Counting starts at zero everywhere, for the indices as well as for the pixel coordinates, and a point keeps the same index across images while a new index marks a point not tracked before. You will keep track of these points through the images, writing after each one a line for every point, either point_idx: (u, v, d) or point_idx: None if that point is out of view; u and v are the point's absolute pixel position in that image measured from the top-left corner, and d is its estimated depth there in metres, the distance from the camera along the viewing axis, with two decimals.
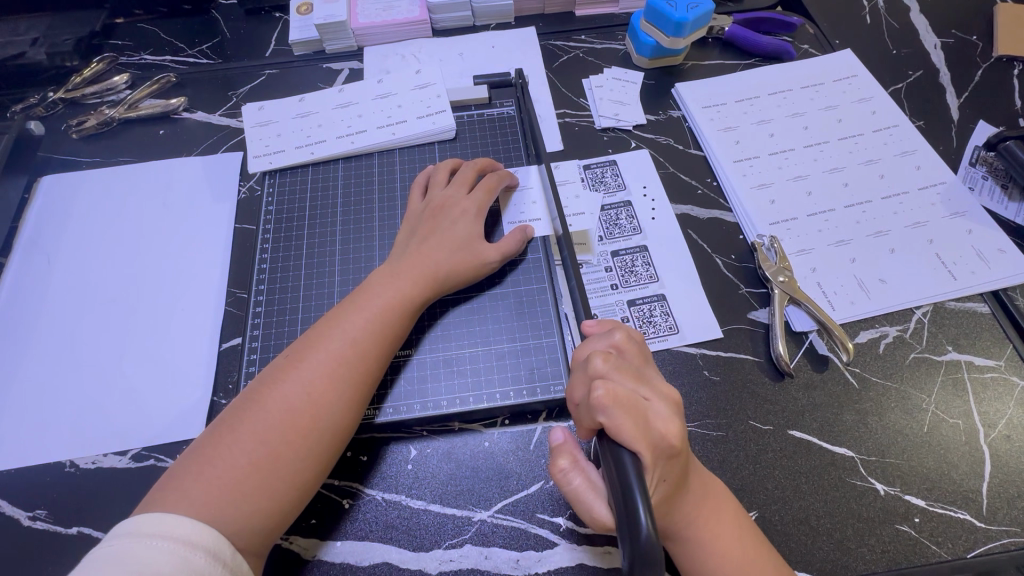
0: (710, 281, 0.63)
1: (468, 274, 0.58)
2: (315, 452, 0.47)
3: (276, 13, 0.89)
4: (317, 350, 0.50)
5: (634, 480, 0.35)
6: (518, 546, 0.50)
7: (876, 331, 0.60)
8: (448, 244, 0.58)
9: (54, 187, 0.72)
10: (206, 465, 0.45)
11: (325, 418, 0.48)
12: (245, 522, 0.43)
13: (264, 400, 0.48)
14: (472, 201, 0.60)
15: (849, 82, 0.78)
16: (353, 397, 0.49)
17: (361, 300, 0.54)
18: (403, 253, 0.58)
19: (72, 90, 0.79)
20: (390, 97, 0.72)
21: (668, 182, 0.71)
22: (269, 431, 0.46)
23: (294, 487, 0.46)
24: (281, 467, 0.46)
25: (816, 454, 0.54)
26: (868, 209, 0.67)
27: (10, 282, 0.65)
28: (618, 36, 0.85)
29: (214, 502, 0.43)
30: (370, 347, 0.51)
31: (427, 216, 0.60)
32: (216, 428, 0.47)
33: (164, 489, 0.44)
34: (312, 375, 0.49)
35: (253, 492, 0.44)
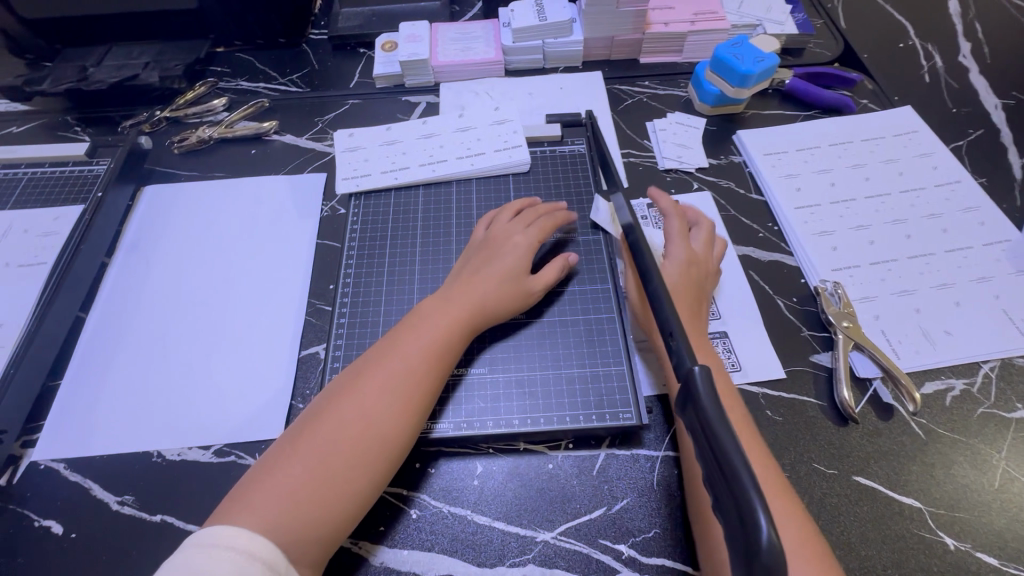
0: (772, 322, 0.65)
1: (511, 306, 0.60)
2: (373, 465, 0.49)
3: (361, 49, 0.97)
4: (375, 370, 0.53)
5: (750, 489, 0.30)
6: (581, 570, 0.51)
7: (942, 383, 0.60)
8: (496, 277, 0.60)
9: (156, 197, 0.78)
10: (272, 477, 0.47)
11: (384, 433, 0.50)
12: (305, 533, 0.45)
13: (325, 417, 0.50)
14: (525, 235, 0.64)
15: (910, 137, 0.80)
16: (409, 412, 0.52)
17: (417, 324, 0.57)
18: (458, 282, 0.61)
19: (176, 110, 0.87)
20: (470, 130, 0.77)
21: (731, 224, 0.73)
22: (330, 443, 0.49)
23: (350, 498, 0.48)
24: (340, 480, 0.48)
25: (883, 502, 0.54)
26: (932, 261, 0.68)
27: (111, 280, 0.70)
28: (681, 83, 0.90)
29: (278, 512, 0.45)
30: (424, 368, 0.54)
31: (485, 247, 0.63)
32: (281, 443, 0.50)
33: (233, 502, 0.46)
34: (371, 393, 0.52)
35: (313, 504, 0.46)
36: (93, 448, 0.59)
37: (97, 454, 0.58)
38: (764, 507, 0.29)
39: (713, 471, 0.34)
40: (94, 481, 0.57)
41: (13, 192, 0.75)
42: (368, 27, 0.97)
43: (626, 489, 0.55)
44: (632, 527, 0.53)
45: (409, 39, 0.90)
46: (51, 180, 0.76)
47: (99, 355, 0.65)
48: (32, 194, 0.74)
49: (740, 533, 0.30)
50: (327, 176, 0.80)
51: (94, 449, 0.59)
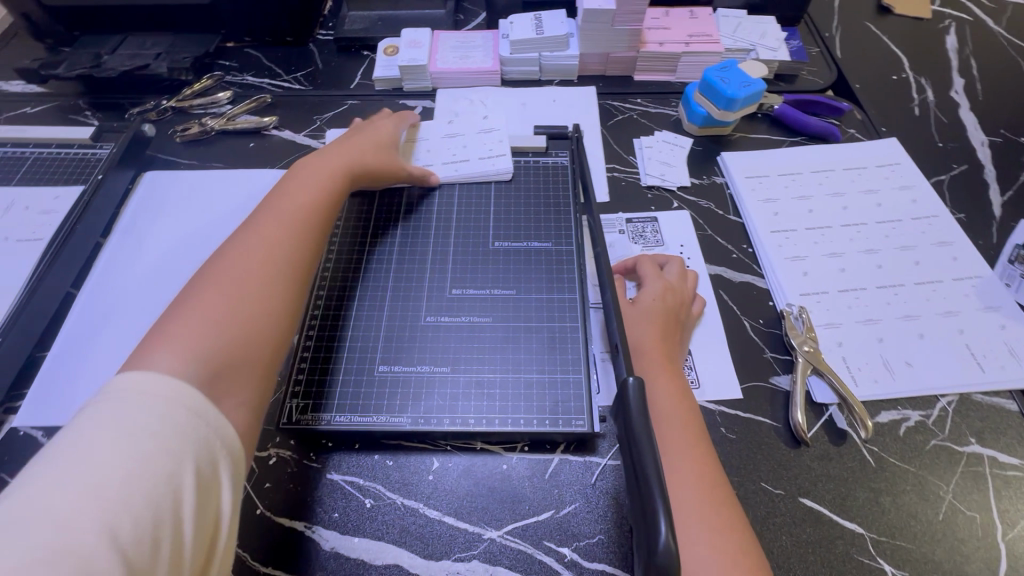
0: (735, 342, 0.66)
1: (384, 174, 0.71)
2: (280, 296, 0.54)
3: (364, 51, 1.00)
4: (268, 224, 0.58)
5: (657, 497, 0.32)
6: (522, 569, 0.52)
7: (898, 413, 0.61)
8: (368, 158, 0.70)
9: (154, 182, 0.81)
10: (186, 317, 0.48)
11: (293, 265, 0.56)
12: (237, 357, 0.48)
13: (222, 267, 0.53)
14: (389, 124, 0.77)
15: (892, 169, 0.81)
16: (309, 248, 0.59)
17: (297, 189, 0.63)
18: (326, 157, 0.69)
19: (182, 101, 0.90)
20: (458, 136, 0.80)
21: (705, 244, 0.75)
22: (236, 280, 0.52)
23: (267, 327, 0.51)
24: (260, 308, 0.52)
25: (825, 525, 0.55)
26: (900, 292, 0.69)
27: (104, 259, 0.73)
28: (672, 103, 0.92)
29: (205, 339, 0.47)
30: (317, 216, 0.62)
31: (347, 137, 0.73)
32: (176, 302, 0.50)
33: (141, 353, 0.45)
34: (270, 238, 0.57)
35: (239, 332, 0.49)
36: (71, 418, 0.61)
37: None
38: (667, 517, 0.31)
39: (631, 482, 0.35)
40: None
41: (20, 169, 0.78)
42: (373, 31, 1.00)
43: (575, 494, 0.56)
44: (576, 531, 0.54)
45: (410, 45, 0.93)
46: (56, 160, 0.79)
47: (85, 329, 0.68)
48: (37, 172, 0.78)
49: (645, 537, 0.32)
50: None
51: (71, 418, 0.61)
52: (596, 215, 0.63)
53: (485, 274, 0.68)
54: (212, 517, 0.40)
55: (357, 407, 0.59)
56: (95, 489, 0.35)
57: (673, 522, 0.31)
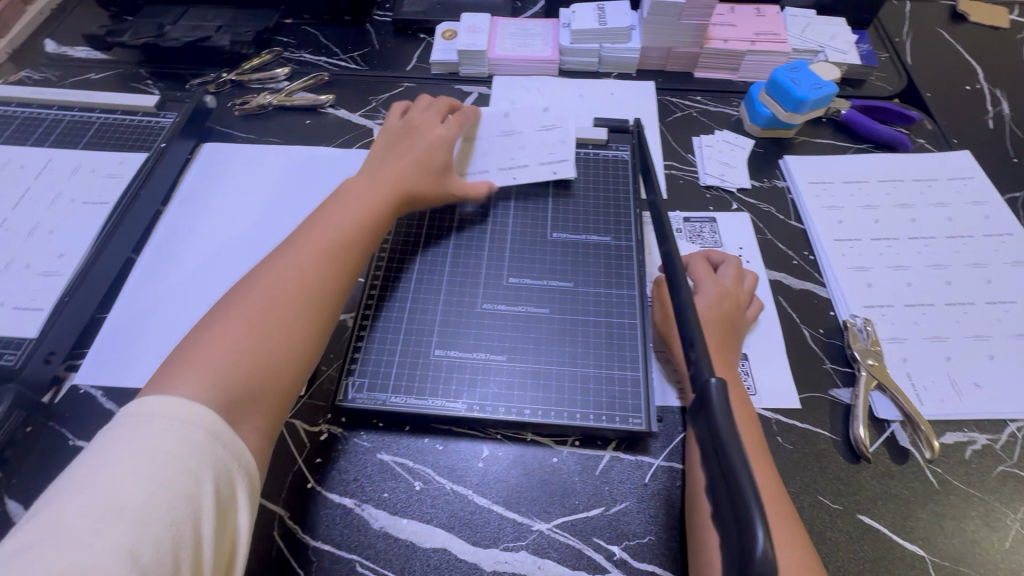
0: (795, 350, 0.64)
1: (431, 197, 0.68)
2: (307, 313, 0.53)
3: (421, 34, 1.00)
4: (302, 248, 0.56)
5: (751, 501, 0.31)
6: (571, 564, 0.52)
7: (964, 435, 0.59)
8: (418, 166, 0.67)
9: (213, 154, 0.82)
10: (211, 343, 0.48)
11: (321, 293, 0.54)
12: (253, 391, 0.47)
13: (256, 283, 0.53)
14: (444, 133, 0.71)
15: (964, 182, 0.78)
16: (340, 276, 0.56)
17: (344, 201, 0.62)
18: (372, 172, 0.66)
19: (241, 74, 0.91)
20: (516, 136, 0.77)
21: (766, 248, 0.73)
22: (263, 300, 0.52)
23: (290, 346, 0.51)
24: (281, 339, 0.50)
25: (884, 544, 0.53)
26: (969, 310, 0.66)
27: (163, 227, 0.75)
28: (733, 102, 0.89)
29: (225, 371, 0.46)
30: (357, 233, 0.59)
31: (402, 136, 0.70)
32: (209, 321, 0.51)
33: (166, 375, 0.46)
34: (303, 264, 0.55)
35: (257, 364, 0.48)
36: (129, 381, 0.63)
37: (131, 386, 0.62)
38: (763, 522, 0.30)
39: (715, 482, 0.34)
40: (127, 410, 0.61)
41: (86, 134, 0.79)
42: (431, 14, 0.99)
43: (626, 493, 0.56)
44: (626, 530, 0.54)
45: (469, 30, 0.92)
46: (120, 126, 0.80)
47: (144, 295, 0.69)
48: (102, 137, 0.79)
49: (735, 541, 0.31)
50: None
51: (130, 381, 0.63)
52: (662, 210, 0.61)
53: (541, 265, 0.67)
54: (230, 538, 0.40)
55: (411, 389, 0.59)
56: (118, 509, 0.36)
57: (770, 528, 0.30)
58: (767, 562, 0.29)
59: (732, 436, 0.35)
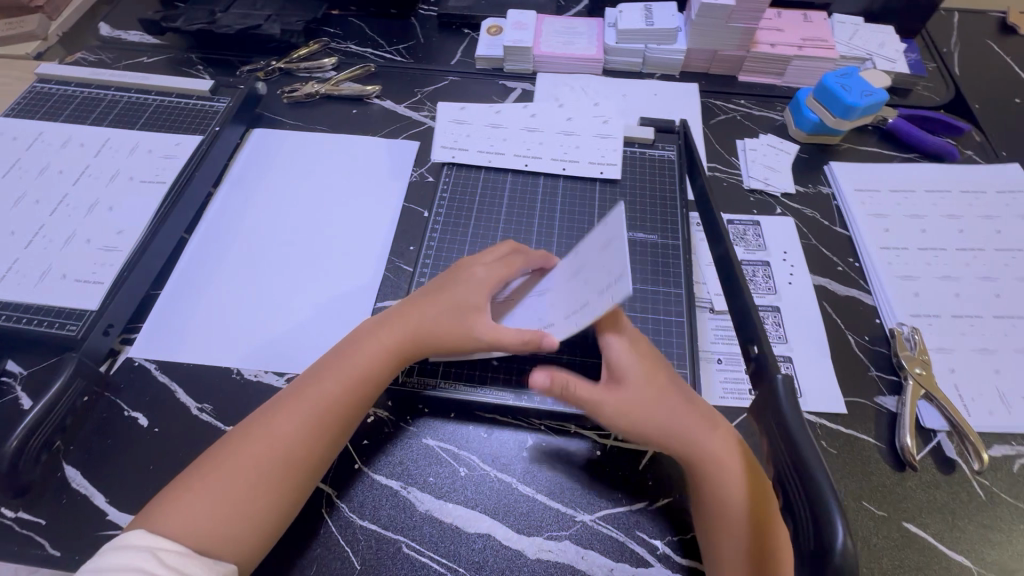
0: (840, 356, 0.64)
1: (457, 346, 0.57)
2: (282, 492, 0.50)
3: (465, 29, 1.01)
4: (302, 393, 0.53)
5: (830, 497, 0.31)
6: (614, 556, 0.52)
7: (1013, 448, 0.58)
8: (446, 306, 0.58)
9: (262, 139, 0.84)
10: (197, 487, 0.48)
11: (301, 465, 0.51)
12: (224, 546, 0.46)
13: (248, 434, 0.51)
14: (490, 272, 0.60)
15: (1014, 196, 0.77)
16: (326, 445, 0.52)
17: (353, 344, 0.57)
18: (402, 305, 0.60)
19: (290, 63, 0.92)
20: (579, 271, 0.54)
21: (810, 253, 0.72)
22: (244, 466, 0.49)
23: (259, 524, 0.48)
24: (256, 499, 0.48)
25: (930, 553, 0.53)
26: (1018, 324, 0.65)
27: (214, 209, 0.76)
28: (777, 106, 0.89)
29: (200, 525, 0.46)
30: (353, 394, 0.54)
31: (451, 271, 0.62)
32: (208, 454, 0.51)
33: (165, 505, 0.47)
34: (296, 418, 0.52)
35: (229, 526, 0.47)
36: (180, 357, 0.64)
37: (183, 362, 0.64)
38: (842, 517, 0.30)
39: (788, 477, 0.34)
40: (179, 384, 0.62)
41: (142, 116, 0.81)
42: (476, 10, 1.00)
43: (670, 489, 0.56)
44: (670, 525, 0.54)
45: (515, 26, 0.93)
46: (175, 109, 0.82)
47: (196, 275, 0.70)
48: (157, 119, 0.81)
49: (811, 535, 0.31)
50: (418, 145, 0.83)
51: (183, 357, 0.64)
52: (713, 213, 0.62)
53: None
54: None
55: (459, 376, 0.61)
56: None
57: (849, 524, 0.30)
58: (847, 557, 0.29)
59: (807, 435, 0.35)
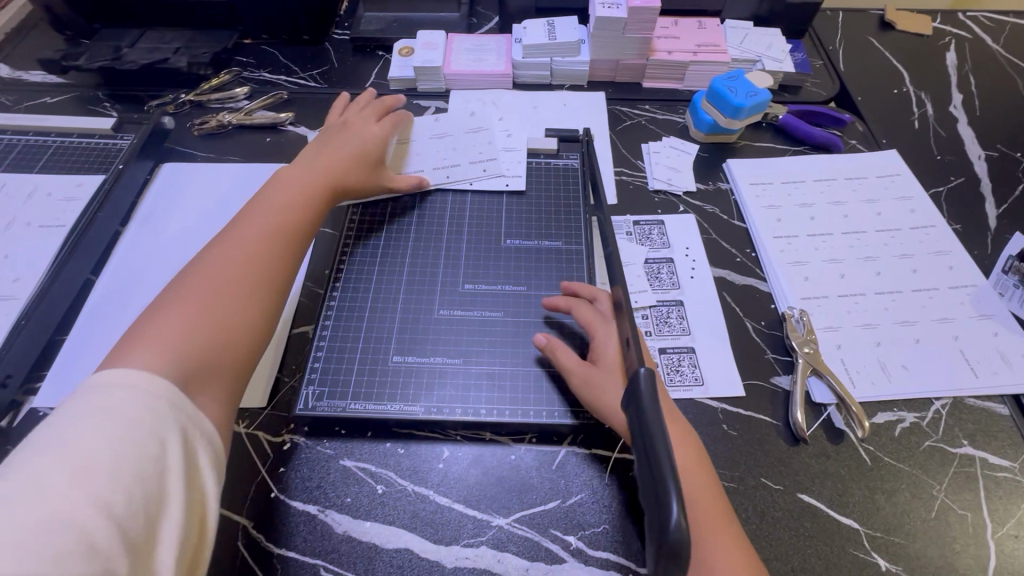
0: (738, 343, 0.68)
1: (366, 183, 0.73)
2: (263, 294, 0.56)
3: (379, 51, 1.02)
4: (249, 226, 0.60)
5: (670, 478, 0.35)
6: (530, 556, 0.54)
7: (894, 414, 0.63)
8: (350, 151, 0.72)
9: (172, 174, 0.83)
10: (160, 320, 0.50)
11: (269, 253, 0.58)
12: (204, 350, 0.49)
13: (205, 269, 0.55)
14: (377, 129, 0.78)
15: (892, 179, 0.84)
16: (287, 239, 0.61)
17: (275, 194, 0.65)
18: (303, 168, 0.69)
19: (200, 95, 0.92)
20: (445, 138, 0.84)
21: (710, 247, 0.77)
22: (214, 286, 0.53)
23: (244, 330, 0.53)
24: (232, 305, 0.53)
25: (823, 521, 0.56)
26: (897, 298, 0.71)
27: (122, 247, 0.75)
28: (679, 110, 0.94)
29: (181, 347, 0.48)
30: (299, 219, 0.63)
31: (332, 133, 0.76)
32: (158, 304, 0.52)
33: (120, 352, 0.47)
34: (251, 235, 0.59)
35: (210, 328, 0.51)
36: None
37: None
38: (678, 495, 0.34)
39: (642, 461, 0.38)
40: None
41: (43, 158, 0.80)
42: (388, 32, 1.02)
43: (581, 486, 0.58)
44: (582, 520, 0.56)
45: (425, 46, 0.95)
46: (78, 149, 0.81)
47: (104, 317, 0.69)
48: (59, 161, 0.80)
49: (657, 515, 0.35)
50: None
51: None
52: (605, 217, 0.66)
53: (495, 270, 0.71)
54: (199, 497, 0.41)
55: (371, 395, 0.61)
56: (79, 471, 0.36)
57: (684, 501, 0.33)
58: (679, 530, 0.33)
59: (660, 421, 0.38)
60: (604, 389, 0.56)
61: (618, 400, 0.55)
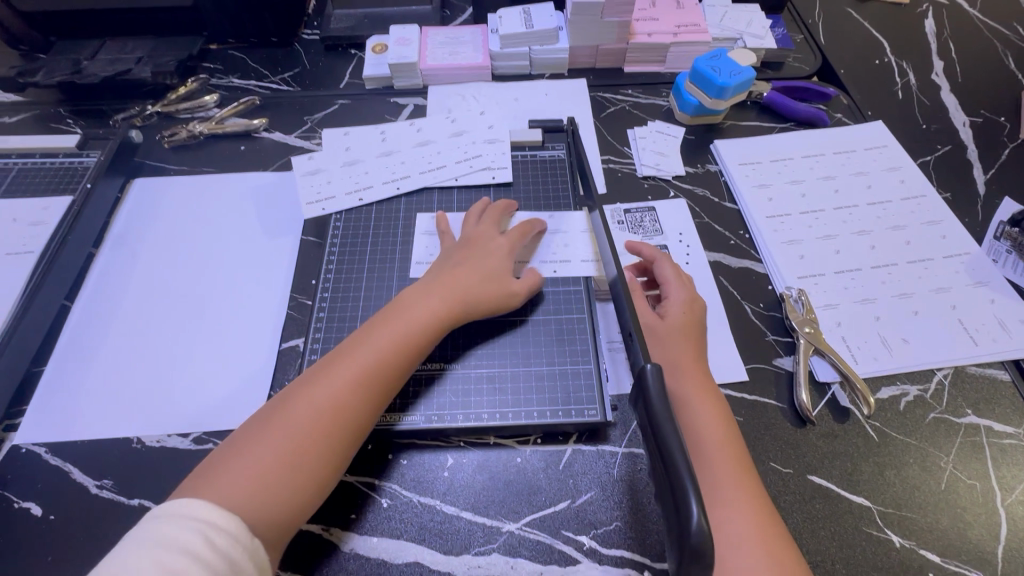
0: (738, 326, 0.67)
1: (491, 306, 0.62)
2: (334, 448, 0.51)
3: (352, 50, 0.99)
4: (352, 359, 0.54)
5: (686, 477, 0.33)
6: (543, 560, 0.53)
7: (897, 388, 0.63)
8: (480, 271, 0.63)
9: (144, 190, 0.80)
10: (239, 456, 0.48)
11: (352, 411, 0.52)
12: (262, 508, 0.46)
13: (296, 402, 0.51)
14: (486, 229, 0.68)
15: (880, 151, 0.83)
16: (376, 396, 0.54)
17: (394, 314, 0.58)
18: (436, 276, 0.62)
19: (168, 105, 0.88)
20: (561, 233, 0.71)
21: (703, 231, 0.76)
22: (299, 429, 0.50)
23: (310, 485, 0.49)
24: (304, 466, 0.49)
25: (834, 501, 0.56)
26: (893, 271, 0.71)
27: (97, 270, 0.72)
28: (663, 93, 0.92)
29: (249, 496, 0.46)
30: (395, 367, 0.55)
31: (463, 245, 0.66)
32: (251, 427, 0.51)
33: (203, 477, 0.47)
34: (341, 380, 0.53)
35: (275, 480, 0.47)
36: (72, 434, 0.60)
37: (77, 440, 0.60)
38: (696, 494, 0.32)
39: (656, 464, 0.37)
40: (74, 464, 0.58)
41: (6, 182, 0.76)
42: (359, 29, 0.99)
43: (590, 484, 0.57)
44: (593, 519, 0.55)
45: (398, 42, 0.92)
46: (43, 170, 0.78)
47: (83, 344, 0.66)
48: (23, 184, 0.76)
49: (676, 518, 0.33)
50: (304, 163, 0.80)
51: (76, 434, 0.60)
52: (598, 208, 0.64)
53: None
54: None
55: None
56: None
57: (703, 500, 0.32)
58: (701, 531, 0.31)
59: (671, 418, 0.37)
60: (666, 344, 0.58)
61: (678, 358, 0.57)
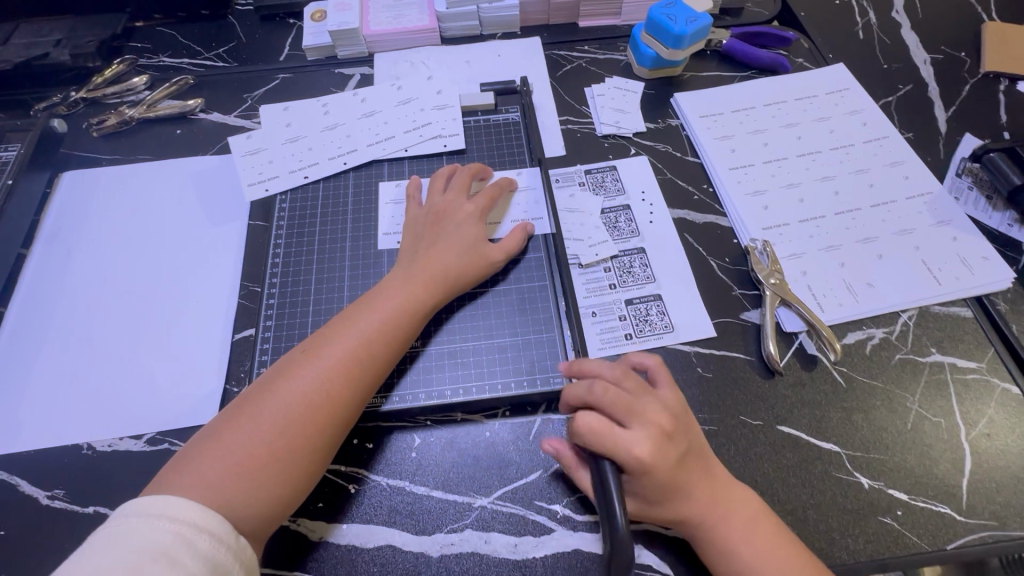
0: (705, 282, 0.66)
1: (472, 279, 0.60)
2: (324, 439, 0.48)
3: (289, 19, 0.93)
4: (335, 344, 0.51)
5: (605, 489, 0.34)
6: (517, 531, 0.52)
7: (863, 332, 0.63)
8: (458, 245, 0.60)
9: (75, 183, 0.75)
10: (219, 447, 0.45)
11: (340, 402, 0.49)
12: (250, 504, 0.44)
13: (278, 389, 0.48)
14: (454, 198, 0.63)
15: (841, 94, 0.81)
16: (363, 386, 0.50)
17: (378, 298, 0.55)
18: (415, 258, 0.59)
19: (93, 90, 0.82)
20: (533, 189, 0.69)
21: (667, 188, 0.73)
22: (284, 418, 0.47)
23: (300, 478, 0.47)
24: (294, 458, 0.46)
25: (803, 449, 0.56)
26: (858, 216, 0.70)
27: (30, 272, 0.68)
28: (620, 47, 0.88)
29: (235, 489, 0.44)
30: (384, 354, 0.52)
31: (431, 220, 0.62)
32: (230, 414, 0.48)
33: (183, 467, 0.44)
34: (327, 368, 0.49)
35: (262, 475, 0.45)
36: (16, 445, 0.57)
37: (22, 450, 0.57)
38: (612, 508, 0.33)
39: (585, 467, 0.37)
40: (21, 476, 0.55)
41: None
42: None
43: None
44: (566, 486, 0.54)
45: (338, 7, 0.86)
46: None
47: (22, 351, 0.63)
48: None
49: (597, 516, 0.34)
50: (244, 141, 0.75)
51: (19, 445, 0.57)
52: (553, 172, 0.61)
53: None
54: None
55: None
56: None
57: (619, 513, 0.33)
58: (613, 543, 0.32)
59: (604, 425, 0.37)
60: None
61: None
